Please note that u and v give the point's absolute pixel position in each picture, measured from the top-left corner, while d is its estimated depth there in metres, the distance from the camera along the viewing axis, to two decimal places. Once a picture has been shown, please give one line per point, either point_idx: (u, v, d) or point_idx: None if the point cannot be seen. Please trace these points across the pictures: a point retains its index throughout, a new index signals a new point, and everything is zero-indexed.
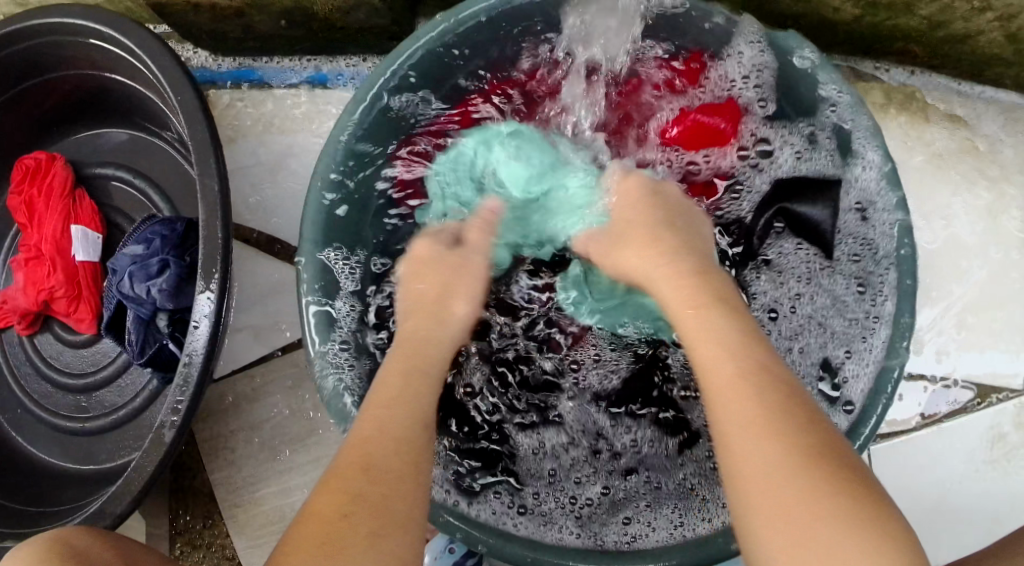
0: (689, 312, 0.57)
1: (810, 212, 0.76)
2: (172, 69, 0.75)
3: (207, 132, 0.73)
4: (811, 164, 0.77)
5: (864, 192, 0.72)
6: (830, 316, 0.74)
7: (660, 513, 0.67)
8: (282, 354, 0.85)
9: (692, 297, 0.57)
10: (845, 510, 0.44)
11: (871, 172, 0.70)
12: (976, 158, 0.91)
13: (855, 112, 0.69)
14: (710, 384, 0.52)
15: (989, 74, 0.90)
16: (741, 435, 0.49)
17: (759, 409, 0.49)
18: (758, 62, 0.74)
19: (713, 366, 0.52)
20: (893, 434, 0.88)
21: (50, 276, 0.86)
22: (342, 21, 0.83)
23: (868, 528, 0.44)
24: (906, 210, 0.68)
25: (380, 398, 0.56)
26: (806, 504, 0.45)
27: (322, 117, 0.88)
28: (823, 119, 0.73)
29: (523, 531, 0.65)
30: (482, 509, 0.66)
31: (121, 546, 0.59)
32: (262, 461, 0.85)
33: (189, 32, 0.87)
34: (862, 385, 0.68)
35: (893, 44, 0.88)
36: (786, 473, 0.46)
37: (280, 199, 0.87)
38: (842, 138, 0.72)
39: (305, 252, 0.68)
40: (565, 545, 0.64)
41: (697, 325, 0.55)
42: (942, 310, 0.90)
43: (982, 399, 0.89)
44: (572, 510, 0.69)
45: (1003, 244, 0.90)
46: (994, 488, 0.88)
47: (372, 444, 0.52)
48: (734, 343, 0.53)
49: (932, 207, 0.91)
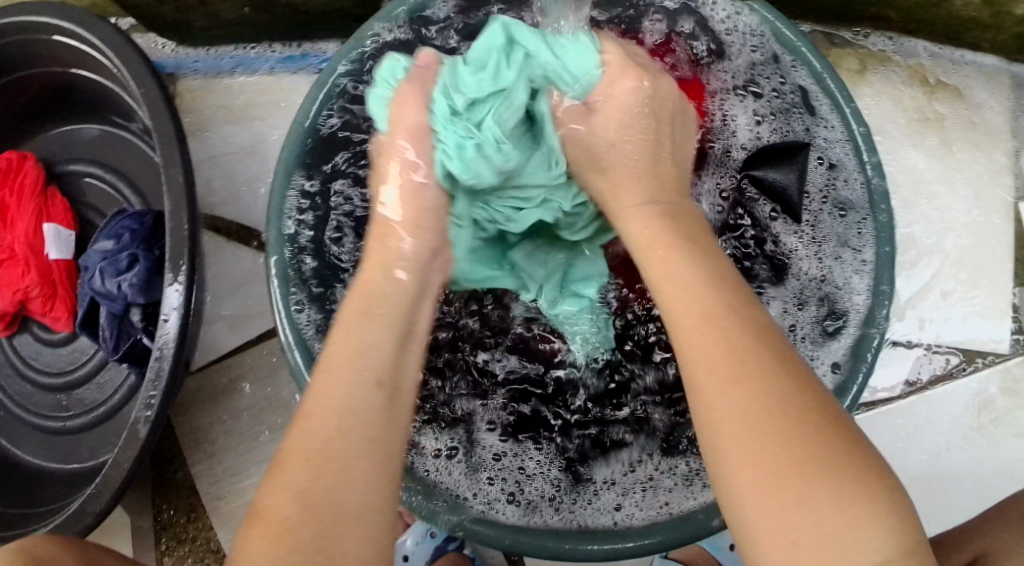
0: (658, 255, 0.50)
1: (774, 176, 0.75)
2: (135, 61, 0.74)
3: (170, 123, 0.73)
4: (778, 131, 0.76)
5: (828, 149, 0.73)
6: (819, 265, 0.74)
7: (647, 497, 0.67)
8: (259, 342, 0.85)
9: (658, 238, 0.51)
10: (812, 461, 0.40)
11: (835, 131, 0.71)
12: (954, 123, 0.90)
13: (807, 75, 0.71)
14: (674, 321, 0.47)
15: (967, 37, 0.88)
16: (710, 371, 0.44)
17: (753, 348, 0.44)
18: (749, 29, 0.74)
19: (683, 298, 0.47)
20: (878, 403, 0.88)
21: (25, 276, 0.85)
22: (305, 5, 0.82)
23: (836, 486, 0.39)
24: (883, 172, 0.68)
25: (335, 360, 0.50)
26: (771, 455, 0.41)
27: (291, 105, 0.88)
28: (793, 80, 0.73)
29: (508, 518, 0.65)
30: (472, 498, 0.66)
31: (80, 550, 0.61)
32: (243, 451, 0.85)
33: (154, 23, 0.86)
34: (843, 347, 0.69)
35: (867, 10, 0.87)
36: (755, 407, 0.42)
37: (250, 189, 0.86)
38: (807, 97, 0.73)
39: (274, 246, 0.67)
40: (546, 529, 0.64)
41: (661, 270, 0.50)
42: (923, 275, 0.89)
43: (969, 364, 0.88)
44: (556, 497, 0.68)
45: (985, 209, 0.89)
46: (981, 456, 0.87)
47: (323, 424, 0.47)
48: (694, 275, 0.48)
49: (911, 176, 0.90)
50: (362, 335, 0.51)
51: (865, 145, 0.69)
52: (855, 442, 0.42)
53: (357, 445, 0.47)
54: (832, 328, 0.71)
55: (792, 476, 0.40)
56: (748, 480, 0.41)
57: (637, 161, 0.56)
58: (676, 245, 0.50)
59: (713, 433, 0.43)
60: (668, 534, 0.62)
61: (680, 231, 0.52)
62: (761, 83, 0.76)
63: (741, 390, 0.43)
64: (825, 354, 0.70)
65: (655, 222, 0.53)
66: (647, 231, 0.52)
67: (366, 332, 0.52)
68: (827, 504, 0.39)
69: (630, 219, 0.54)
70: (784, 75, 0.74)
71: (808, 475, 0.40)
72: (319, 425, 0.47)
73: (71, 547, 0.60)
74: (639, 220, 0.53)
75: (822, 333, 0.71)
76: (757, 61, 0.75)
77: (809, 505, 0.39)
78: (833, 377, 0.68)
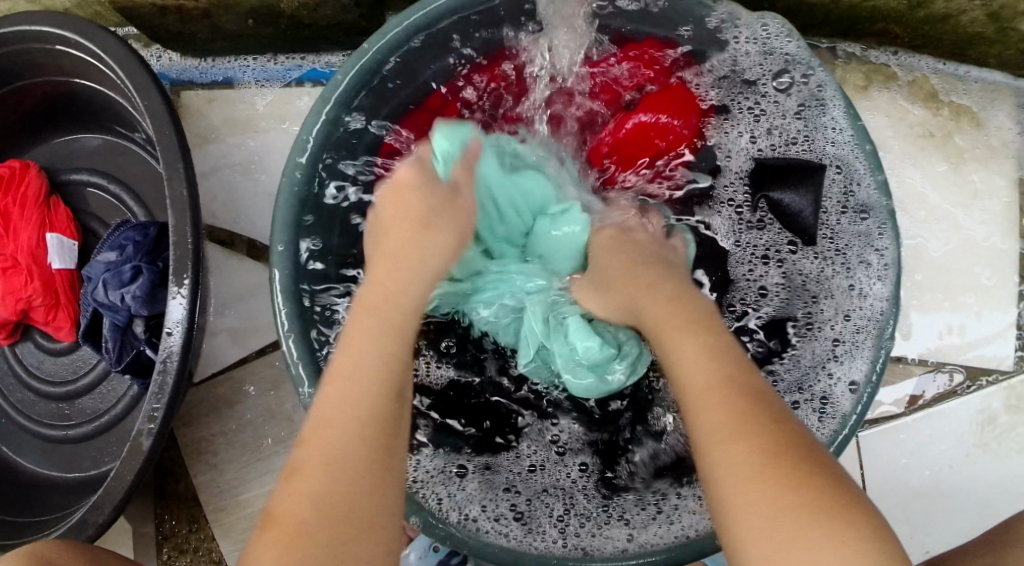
0: (666, 328, 0.55)
1: (790, 197, 0.74)
2: (138, 72, 0.74)
3: (175, 135, 0.73)
4: (796, 148, 0.75)
5: (838, 156, 0.72)
6: (833, 277, 0.74)
7: (653, 524, 0.66)
8: (261, 354, 0.85)
9: (671, 318, 0.56)
10: (807, 512, 0.44)
11: (843, 137, 0.71)
12: (959, 138, 0.90)
13: (816, 85, 0.71)
14: (682, 383, 0.52)
15: (972, 53, 0.88)
16: (710, 436, 0.48)
17: (752, 413, 0.48)
18: (761, 49, 0.74)
19: (687, 365, 0.52)
20: (881, 420, 0.87)
21: (27, 285, 0.85)
22: (310, 17, 0.82)
23: (828, 531, 0.43)
24: (889, 192, 0.69)
25: (339, 370, 0.53)
26: (768, 510, 0.44)
27: (295, 117, 0.87)
28: (798, 91, 0.74)
29: (512, 539, 0.65)
30: (480, 519, 0.66)
31: (86, 550, 0.62)
32: (245, 462, 0.84)
33: (158, 33, 0.86)
34: (863, 362, 0.68)
35: (872, 25, 0.87)
36: (754, 471, 0.46)
37: (254, 201, 0.86)
38: (815, 105, 0.73)
39: (281, 263, 0.67)
40: (550, 554, 0.64)
41: (670, 345, 0.54)
42: (926, 292, 0.89)
43: (973, 381, 0.88)
44: (559, 520, 0.68)
45: (989, 227, 0.89)
46: (984, 473, 0.87)
47: (336, 426, 0.51)
48: (704, 353, 0.52)
49: (915, 192, 0.90)
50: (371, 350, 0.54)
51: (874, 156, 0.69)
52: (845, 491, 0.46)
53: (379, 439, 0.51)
54: (855, 339, 0.70)
55: (786, 532, 0.44)
56: (751, 530, 0.45)
57: (632, 265, 0.63)
58: (682, 324, 0.55)
59: (717, 486, 0.47)
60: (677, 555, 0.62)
61: (689, 313, 0.56)
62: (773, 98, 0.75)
63: (742, 453, 0.46)
64: (847, 367, 0.70)
65: (660, 301, 0.58)
66: (655, 308, 0.57)
67: (372, 353, 0.54)
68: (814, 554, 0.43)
69: (644, 303, 0.59)
70: (800, 89, 0.73)
71: (805, 533, 0.43)
72: (334, 425, 0.51)
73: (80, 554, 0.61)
74: (651, 301, 0.58)
75: (841, 350, 0.71)
76: (771, 78, 0.75)
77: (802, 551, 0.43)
78: (850, 395, 0.68)
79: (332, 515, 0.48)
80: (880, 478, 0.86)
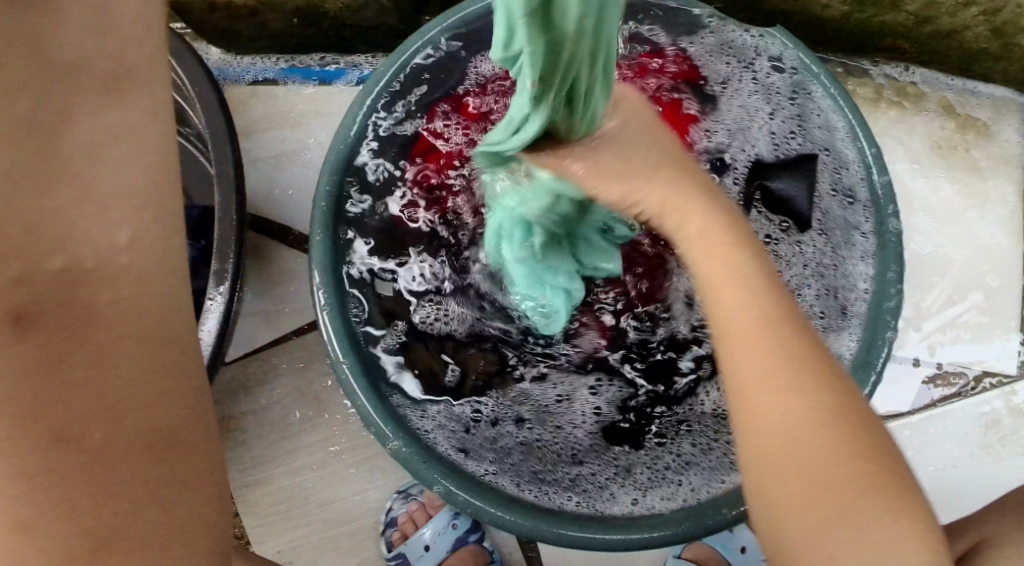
0: (720, 250, 0.54)
1: (784, 185, 0.79)
2: (190, 61, 0.79)
3: (223, 121, 0.78)
4: (793, 143, 0.79)
5: (828, 140, 0.76)
6: (822, 259, 0.77)
7: (660, 485, 0.69)
8: (296, 336, 0.88)
9: (719, 237, 0.55)
10: (855, 482, 0.46)
11: (831, 120, 0.75)
12: (965, 150, 0.94)
13: (805, 76, 0.76)
14: (738, 322, 0.51)
15: (978, 69, 0.92)
16: (773, 395, 0.49)
17: (800, 363, 0.49)
18: (754, 44, 0.79)
19: (738, 308, 0.52)
20: (888, 418, 0.90)
21: None
22: (352, 19, 0.87)
23: (873, 500, 0.46)
24: (884, 170, 0.72)
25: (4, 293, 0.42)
26: (819, 472, 0.47)
27: (335, 115, 0.92)
28: (789, 81, 0.78)
29: (528, 497, 0.68)
30: (504, 481, 0.69)
31: None
32: (273, 441, 0.87)
33: (205, 30, 0.91)
34: (852, 338, 0.71)
35: (883, 40, 0.91)
36: (818, 433, 0.47)
37: (292, 191, 0.91)
38: (805, 94, 0.77)
39: (317, 257, 0.71)
40: (566, 515, 0.66)
41: (719, 269, 0.53)
42: (934, 297, 0.92)
43: (977, 383, 0.91)
44: (571, 476, 0.71)
45: (992, 237, 0.93)
46: (987, 473, 0.89)
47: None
48: (751, 289, 0.52)
49: (922, 200, 0.93)
50: (19, 170, 0.44)
51: (863, 133, 0.73)
52: (886, 455, 0.48)
53: (31, 319, 0.43)
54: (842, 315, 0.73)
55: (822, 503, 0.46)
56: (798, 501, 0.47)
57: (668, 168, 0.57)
58: (727, 250, 0.54)
59: (768, 440, 0.48)
60: (685, 528, 0.65)
61: (736, 233, 0.55)
62: (762, 91, 0.80)
63: (805, 415, 0.48)
64: (834, 343, 0.72)
65: (714, 221, 0.55)
66: (706, 224, 0.55)
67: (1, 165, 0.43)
68: (840, 535, 0.45)
69: (687, 219, 0.56)
70: (790, 78, 0.78)
71: (852, 499, 0.46)
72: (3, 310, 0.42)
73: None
74: (690, 217, 0.56)
75: (832, 326, 0.73)
76: (762, 68, 0.79)
77: (845, 524, 0.46)
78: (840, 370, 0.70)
79: (4, 436, 0.41)
80: None
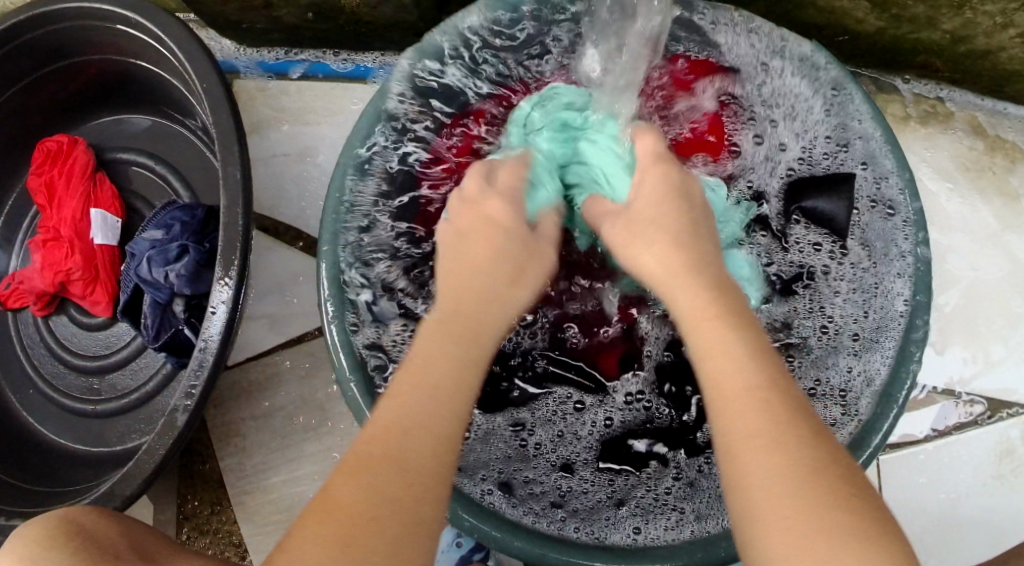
0: (705, 323, 0.52)
1: (821, 204, 0.76)
2: (200, 57, 0.76)
3: (232, 120, 0.75)
4: (835, 155, 0.76)
5: (867, 152, 0.73)
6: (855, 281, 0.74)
7: (662, 517, 0.67)
8: (299, 342, 0.86)
9: (705, 304, 0.53)
10: (850, 537, 0.43)
11: (868, 134, 0.72)
12: (993, 172, 0.91)
13: (842, 86, 0.72)
14: (721, 387, 0.49)
15: (1009, 90, 0.90)
16: (753, 457, 0.46)
17: (782, 427, 0.47)
18: (785, 50, 0.74)
19: (719, 370, 0.50)
20: (903, 445, 0.88)
21: (68, 258, 0.86)
22: (370, 15, 0.84)
23: (872, 553, 0.42)
24: (916, 194, 0.68)
25: (416, 370, 0.52)
26: (808, 528, 0.43)
27: (348, 113, 0.89)
28: (824, 90, 0.74)
29: (527, 521, 0.65)
30: (504, 505, 0.66)
31: (129, 528, 0.60)
32: (275, 447, 0.85)
33: (217, 21, 0.88)
34: (883, 362, 0.69)
35: (915, 57, 0.88)
36: (789, 491, 0.45)
37: (301, 191, 0.88)
38: (841, 105, 0.73)
39: (326, 260, 0.69)
40: (570, 541, 0.64)
41: (706, 334, 0.51)
42: (954, 322, 0.90)
43: (994, 413, 0.89)
44: (571, 504, 0.69)
45: (1016, 262, 0.91)
46: (1002, 504, 0.88)
47: (414, 398, 0.51)
48: (740, 352, 0.50)
49: (947, 223, 0.91)
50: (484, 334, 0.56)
51: (897, 152, 0.70)
52: (881, 515, 0.45)
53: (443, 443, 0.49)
54: (876, 333, 0.71)
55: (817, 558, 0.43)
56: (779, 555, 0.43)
57: (669, 244, 0.57)
58: (714, 322, 0.52)
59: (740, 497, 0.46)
60: (700, 558, 0.63)
61: (724, 303, 0.53)
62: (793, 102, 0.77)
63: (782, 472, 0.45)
64: (866, 365, 0.70)
65: (698, 289, 0.54)
66: (694, 304, 0.53)
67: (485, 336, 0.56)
68: None
69: (676, 289, 0.55)
70: (826, 85, 0.74)
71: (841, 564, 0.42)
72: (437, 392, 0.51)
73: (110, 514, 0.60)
74: (680, 283, 0.55)
75: (865, 350, 0.71)
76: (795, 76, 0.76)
77: None
78: (869, 396, 0.69)
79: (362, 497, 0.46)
80: (900, 501, 0.87)
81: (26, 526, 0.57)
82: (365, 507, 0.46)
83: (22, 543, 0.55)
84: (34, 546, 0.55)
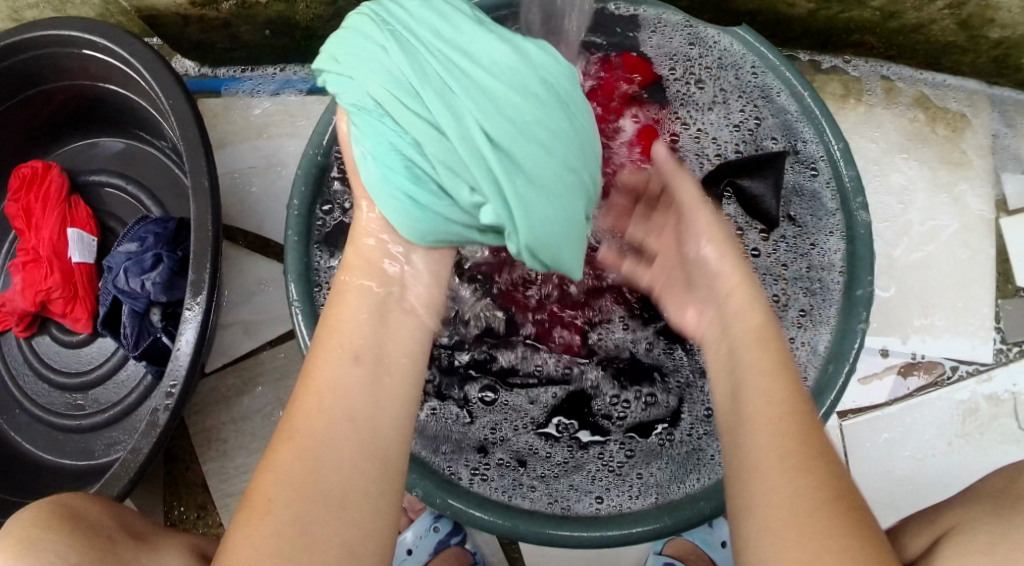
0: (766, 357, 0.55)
1: (752, 185, 0.76)
2: (164, 75, 0.79)
3: (197, 132, 0.78)
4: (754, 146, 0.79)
5: (794, 133, 0.76)
6: (786, 265, 0.76)
7: (621, 488, 0.69)
8: (272, 346, 0.88)
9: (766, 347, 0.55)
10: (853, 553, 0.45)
11: (790, 114, 0.75)
12: (934, 141, 0.95)
13: (770, 80, 0.75)
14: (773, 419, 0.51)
15: (947, 62, 0.93)
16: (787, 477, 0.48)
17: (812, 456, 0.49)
18: (721, 48, 0.77)
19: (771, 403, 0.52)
20: (870, 409, 0.91)
21: (48, 277, 0.89)
22: (323, 29, 0.88)
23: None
24: (852, 164, 0.71)
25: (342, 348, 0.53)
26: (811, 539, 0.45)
27: (309, 123, 0.93)
28: (750, 80, 0.77)
29: (493, 496, 0.67)
30: (462, 475, 0.68)
31: (118, 511, 0.62)
32: (255, 450, 0.87)
33: (180, 42, 0.92)
34: (829, 332, 0.71)
35: (850, 36, 0.92)
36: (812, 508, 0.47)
37: (268, 201, 0.91)
38: (766, 90, 0.76)
39: (293, 264, 0.72)
40: (530, 511, 0.66)
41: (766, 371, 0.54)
42: (907, 287, 0.93)
43: (955, 371, 0.91)
44: (533, 476, 0.70)
45: (965, 224, 0.93)
46: (967, 461, 0.89)
47: (362, 386, 0.52)
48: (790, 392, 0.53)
49: (894, 191, 0.94)
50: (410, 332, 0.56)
51: (828, 126, 0.73)
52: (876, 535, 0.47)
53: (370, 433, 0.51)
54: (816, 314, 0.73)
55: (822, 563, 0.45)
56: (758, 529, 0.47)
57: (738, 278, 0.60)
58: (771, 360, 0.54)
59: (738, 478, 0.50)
60: (667, 522, 0.64)
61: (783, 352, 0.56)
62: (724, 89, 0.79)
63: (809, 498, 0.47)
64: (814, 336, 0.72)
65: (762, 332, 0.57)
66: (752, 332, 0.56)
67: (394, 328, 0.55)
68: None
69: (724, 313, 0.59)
70: (752, 79, 0.77)
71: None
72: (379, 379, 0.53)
73: (105, 503, 0.62)
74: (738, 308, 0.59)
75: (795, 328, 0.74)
76: (728, 67, 0.78)
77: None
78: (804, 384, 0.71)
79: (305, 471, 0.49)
80: (865, 465, 0.90)
81: (23, 511, 0.59)
82: (302, 478, 0.48)
83: (19, 525, 0.57)
84: (29, 527, 0.57)
